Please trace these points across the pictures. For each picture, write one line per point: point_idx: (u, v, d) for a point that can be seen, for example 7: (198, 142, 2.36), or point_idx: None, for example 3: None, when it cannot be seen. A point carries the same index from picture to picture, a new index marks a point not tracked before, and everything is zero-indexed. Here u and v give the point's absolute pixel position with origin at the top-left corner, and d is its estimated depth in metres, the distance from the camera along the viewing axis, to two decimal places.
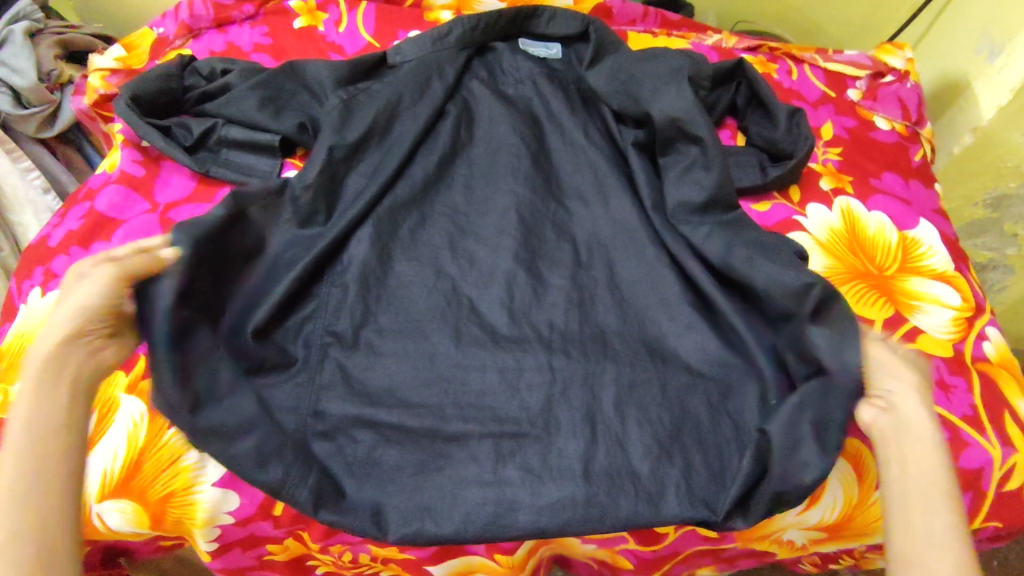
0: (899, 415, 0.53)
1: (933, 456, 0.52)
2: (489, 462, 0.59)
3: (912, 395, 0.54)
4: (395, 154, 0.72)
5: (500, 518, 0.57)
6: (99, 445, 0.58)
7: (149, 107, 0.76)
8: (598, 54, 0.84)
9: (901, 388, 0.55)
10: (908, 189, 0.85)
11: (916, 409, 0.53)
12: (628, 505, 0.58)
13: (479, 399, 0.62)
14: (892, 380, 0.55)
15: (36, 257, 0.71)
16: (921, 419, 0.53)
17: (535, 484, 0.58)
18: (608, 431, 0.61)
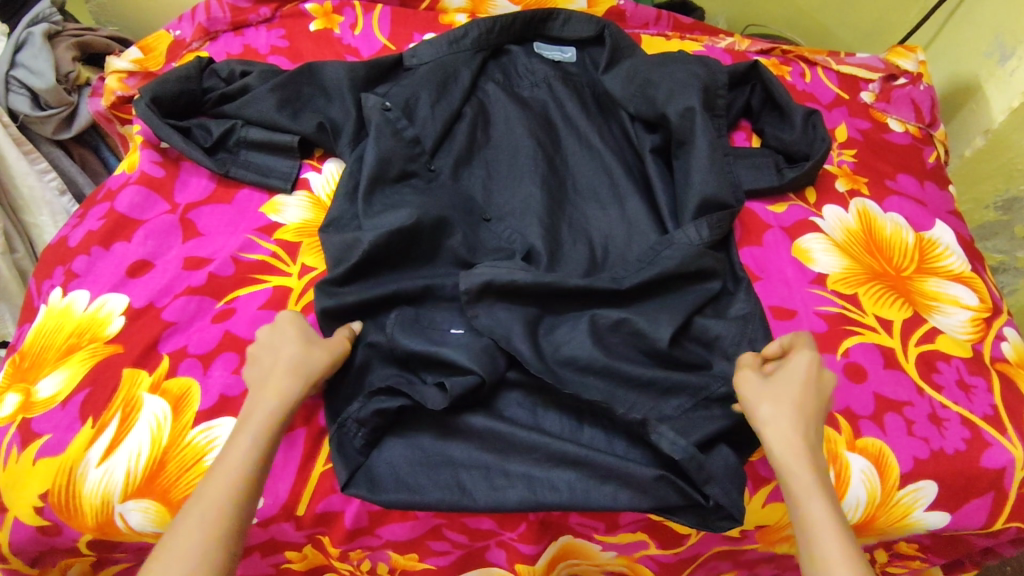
0: (775, 446, 0.54)
1: (815, 486, 0.52)
2: (504, 449, 0.59)
3: (782, 424, 0.54)
4: (417, 157, 0.73)
5: (527, 502, 0.57)
6: (123, 443, 0.58)
7: (169, 108, 0.76)
8: (614, 57, 0.85)
9: (773, 414, 0.55)
10: (923, 191, 0.85)
11: (789, 436, 0.54)
12: (652, 489, 0.57)
13: (464, 371, 0.59)
14: (763, 406, 0.55)
15: (57, 258, 0.71)
16: (801, 453, 0.53)
17: (561, 477, 0.58)
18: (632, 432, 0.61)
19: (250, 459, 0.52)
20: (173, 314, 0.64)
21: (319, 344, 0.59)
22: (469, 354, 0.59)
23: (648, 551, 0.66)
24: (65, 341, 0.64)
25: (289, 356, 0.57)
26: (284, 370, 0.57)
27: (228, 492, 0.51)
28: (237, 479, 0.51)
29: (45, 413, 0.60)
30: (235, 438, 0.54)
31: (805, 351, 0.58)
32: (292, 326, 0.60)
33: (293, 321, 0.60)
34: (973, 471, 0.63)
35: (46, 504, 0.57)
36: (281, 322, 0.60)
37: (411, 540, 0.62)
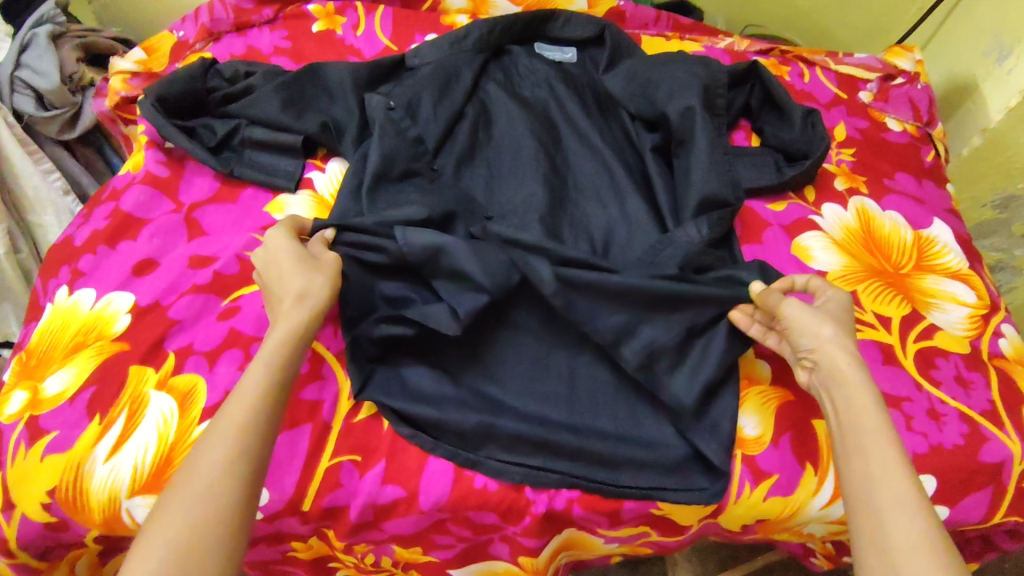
0: (829, 365, 0.56)
1: (875, 406, 0.53)
2: (509, 424, 0.60)
3: (838, 348, 0.56)
4: (421, 156, 0.74)
5: (526, 478, 0.60)
6: (130, 439, 0.58)
7: (174, 108, 0.77)
8: (614, 57, 0.86)
9: (834, 335, 0.57)
10: (921, 189, 0.86)
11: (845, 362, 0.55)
12: (649, 470, 0.61)
13: (474, 291, 0.61)
14: (824, 329, 0.57)
15: (63, 256, 0.72)
16: (865, 385, 0.54)
17: (559, 454, 0.60)
18: (632, 425, 0.62)
19: (237, 441, 0.48)
20: (179, 311, 0.65)
21: (319, 270, 0.59)
22: (481, 267, 0.61)
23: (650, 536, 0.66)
24: (71, 339, 0.64)
25: (293, 286, 0.57)
26: (294, 301, 0.56)
27: (213, 481, 0.46)
28: (230, 456, 0.47)
29: (53, 409, 0.60)
30: (224, 409, 0.50)
31: (844, 294, 0.61)
32: (288, 251, 0.59)
33: (287, 244, 0.59)
34: (972, 466, 0.64)
35: (54, 499, 0.58)
36: (275, 245, 0.59)
37: (416, 534, 0.62)
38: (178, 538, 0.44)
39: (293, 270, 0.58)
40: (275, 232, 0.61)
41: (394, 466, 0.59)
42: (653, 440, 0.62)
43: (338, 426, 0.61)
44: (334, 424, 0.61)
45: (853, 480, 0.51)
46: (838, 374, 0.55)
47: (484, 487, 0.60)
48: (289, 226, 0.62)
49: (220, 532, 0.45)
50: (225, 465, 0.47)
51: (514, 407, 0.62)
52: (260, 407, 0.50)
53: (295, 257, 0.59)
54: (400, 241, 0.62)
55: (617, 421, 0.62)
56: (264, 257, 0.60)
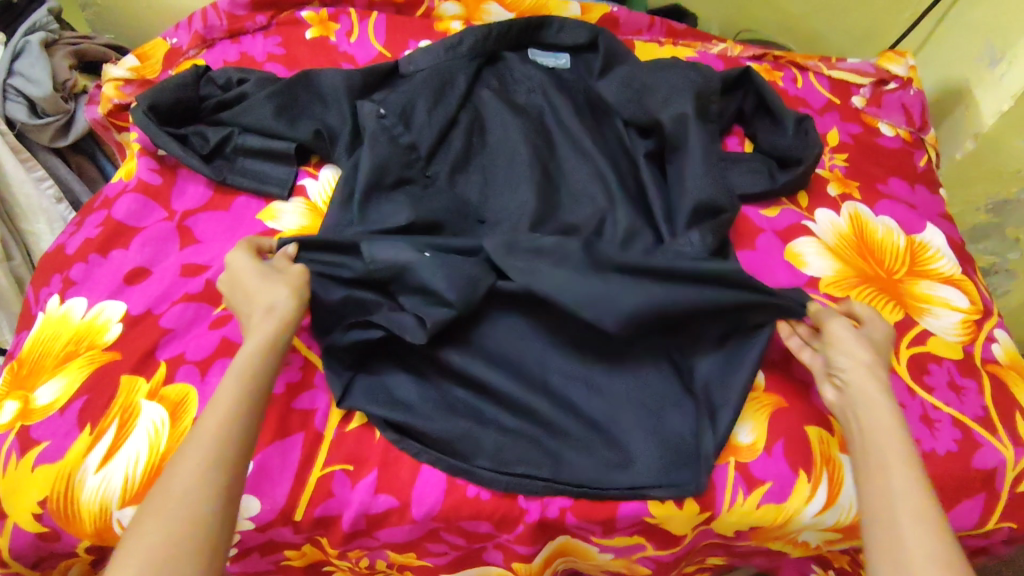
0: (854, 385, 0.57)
1: (897, 427, 0.54)
2: (488, 434, 0.60)
3: (865, 371, 0.57)
4: (413, 163, 0.74)
5: (512, 484, 0.59)
6: (121, 450, 0.58)
7: (166, 116, 0.77)
8: (608, 63, 0.86)
9: (871, 361, 0.58)
10: (914, 195, 0.86)
11: (875, 384, 0.57)
12: (632, 470, 0.60)
13: (440, 303, 0.61)
14: (853, 352, 0.59)
15: (55, 264, 0.71)
16: (891, 408, 0.55)
17: (546, 456, 0.60)
18: (613, 430, 0.61)
19: (220, 438, 0.48)
20: (171, 321, 0.65)
21: (284, 281, 0.59)
22: (443, 280, 0.61)
23: (645, 546, 0.66)
24: (63, 348, 0.64)
25: (262, 300, 0.57)
26: (262, 315, 0.57)
27: (196, 478, 0.46)
28: (203, 468, 0.47)
29: (44, 420, 0.60)
30: (198, 425, 0.49)
31: (887, 326, 0.64)
32: (250, 272, 0.60)
33: (249, 266, 0.60)
34: (965, 472, 0.64)
35: (46, 510, 0.57)
36: (240, 269, 0.60)
37: (409, 543, 0.62)
38: (162, 534, 0.44)
39: (258, 287, 0.58)
40: (236, 253, 0.62)
41: (387, 476, 0.59)
42: (637, 442, 0.61)
43: (330, 436, 0.61)
44: (326, 433, 0.61)
45: (872, 495, 0.51)
46: (868, 393, 0.56)
47: (478, 496, 0.60)
48: (249, 248, 0.63)
49: (196, 546, 0.44)
50: (198, 477, 0.46)
51: (495, 414, 0.62)
52: (235, 416, 0.50)
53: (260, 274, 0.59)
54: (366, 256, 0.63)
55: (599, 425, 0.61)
56: (229, 276, 0.61)
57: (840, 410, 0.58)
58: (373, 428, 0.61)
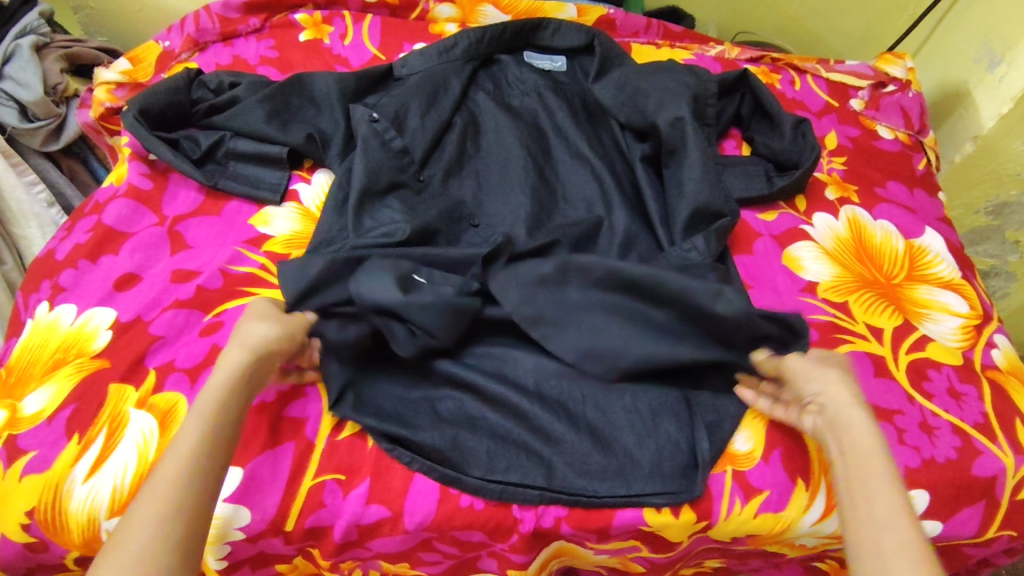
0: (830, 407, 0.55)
1: (879, 451, 0.51)
2: (480, 442, 0.60)
3: (842, 392, 0.55)
4: (407, 167, 0.73)
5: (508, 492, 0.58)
6: (110, 459, 0.57)
7: (157, 120, 0.76)
8: (604, 66, 0.85)
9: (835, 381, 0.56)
10: (913, 198, 0.85)
11: (847, 405, 0.54)
12: (625, 478, 0.59)
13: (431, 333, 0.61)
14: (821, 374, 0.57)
15: (44, 271, 0.70)
16: (868, 429, 0.53)
17: (540, 463, 0.60)
18: (603, 440, 0.61)
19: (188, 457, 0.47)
20: (161, 328, 0.64)
21: (284, 324, 0.58)
22: (434, 320, 0.60)
23: (640, 549, 0.65)
24: (51, 356, 0.63)
25: (242, 335, 0.55)
26: (240, 346, 0.54)
27: (166, 495, 0.45)
28: (174, 482, 0.46)
29: (32, 429, 0.59)
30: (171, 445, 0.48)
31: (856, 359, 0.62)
32: (258, 311, 0.58)
33: (263, 305, 0.59)
34: (965, 480, 0.63)
35: (33, 521, 0.56)
36: (254, 306, 0.59)
37: (402, 552, 0.61)
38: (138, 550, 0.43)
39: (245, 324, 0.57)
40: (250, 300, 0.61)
41: (379, 486, 0.58)
42: (631, 450, 0.60)
43: (322, 445, 0.60)
44: (318, 442, 0.60)
45: (857, 524, 0.48)
46: (836, 415, 0.54)
47: (471, 506, 0.59)
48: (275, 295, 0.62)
49: (163, 567, 0.43)
50: (169, 492, 0.45)
51: (485, 419, 0.61)
52: (209, 433, 0.49)
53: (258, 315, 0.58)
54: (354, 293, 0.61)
55: (592, 433, 0.61)
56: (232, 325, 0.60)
57: (821, 432, 0.55)
58: (365, 437, 0.60)
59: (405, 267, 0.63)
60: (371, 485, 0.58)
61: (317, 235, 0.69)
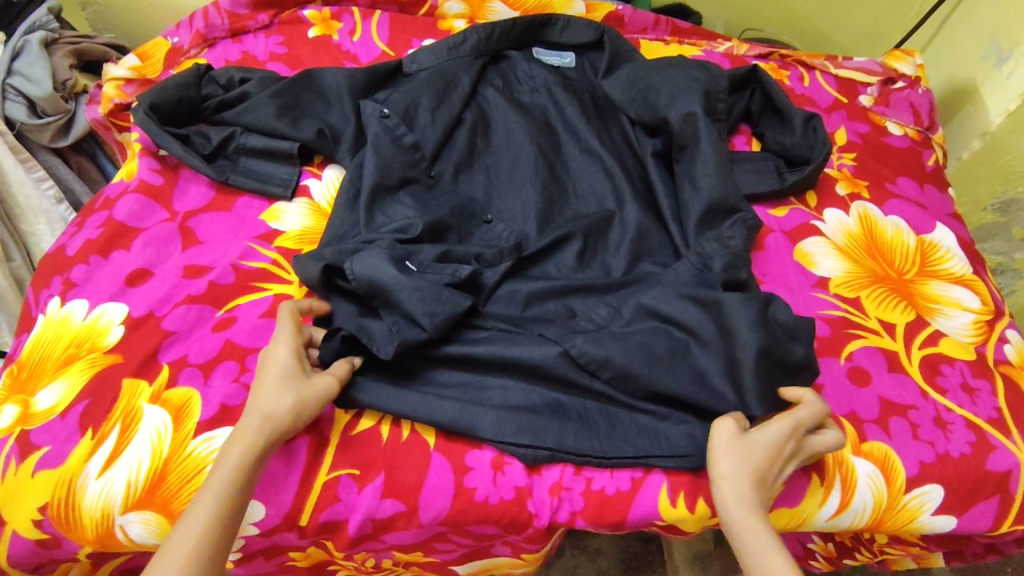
0: (732, 506, 0.52)
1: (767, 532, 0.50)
2: (490, 410, 0.60)
3: (741, 494, 0.52)
4: (418, 163, 0.73)
5: (520, 455, 0.59)
6: (124, 455, 0.57)
7: (168, 116, 0.76)
8: (614, 61, 0.85)
9: (735, 462, 0.53)
10: (923, 194, 0.85)
11: (742, 484, 0.52)
12: (632, 438, 0.60)
13: (413, 324, 0.60)
14: (723, 463, 0.53)
15: (55, 266, 0.70)
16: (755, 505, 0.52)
17: (553, 430, 0.59)
18: (611, 404, 0.62)
19: (236, 479, 0.50)
20: (174, 323, 0.64)
21: (301, 393, 0.54)
22: (419, 303, 0.59)
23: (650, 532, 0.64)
24: (64, 351, 0.63)
25: (262, 405, 0.53)
26: (261, 417, 0.52)
27: (209, 517, 0.47)
28: (192, 549, 0.46)
29: (44, 424, 0.59)
30: (188, 510, 0.48)
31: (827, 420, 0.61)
32: (280, 368, 0.55)
33: (285, 359, 0.55)
34: (979, 475, 0.63)
35: (45, 517, 0.56)
36: (277, 358, 0.55)
37: (417, 543, 0.61)
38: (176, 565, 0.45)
39: (266, 390, 0.54)
40: (281, 334, 0.57)
41: (394, 481, 0.58)
42: (637, 415, 0.61)
43: (335, 441, 0.60)
44: (332, 437, 0.60)
45: None
46: (731, 491, 0.52)
47: (485, 501, 0.58)
48: (297, 333, 0.58)
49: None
50: (184, 561, 0.45)
51: (495, 385, 0.62)
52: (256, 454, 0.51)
53: (290, 367, 0.55)
54: (348, 273, 0.61)
55: (602, 402, 0.62)
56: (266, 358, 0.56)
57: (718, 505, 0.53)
58: (379, 431, 0.60)
59: (399, 251, 0.63)
60: (387, 479, 0.58)
61: (330, 232, 0.68)
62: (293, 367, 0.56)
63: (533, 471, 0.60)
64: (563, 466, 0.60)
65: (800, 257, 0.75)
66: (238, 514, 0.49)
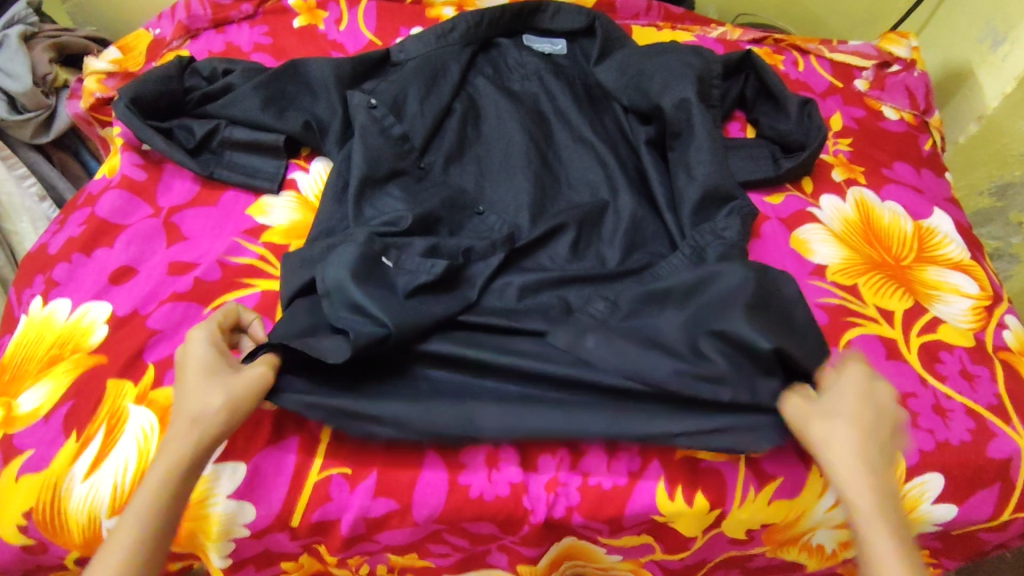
0: (846, 483, 0.50)
1: (878, 509, 0.49)
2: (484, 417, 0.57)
3: (852, 470, 0.50)
4: (407, 154, 0.72)
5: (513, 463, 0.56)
6: (108, 458, 0.56)
7: (149, 109, 0.74)
8: (605, 48, 0.83)
9: (836, 441, 0.51)
10: (920, 178, 0.84)
11: (851, 460, 0.50)
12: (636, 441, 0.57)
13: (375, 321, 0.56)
14: (824, 439, 0.51)
15: (38, 265, 0.69)
16: (865, 479, 0.49)
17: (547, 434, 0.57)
18: (618, 401, 0.57)
19: (164, 492, 0.48)
20: (159, 321, 0.62)
21: (228, 386, 0.51)
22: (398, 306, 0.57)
23: (653, 553, 0.64)
24: (47, 352, 0.62)
25: (189, 405, 0.50)
26: (189, 418, 0.50)
27: (137, 532, 0.47)
28: (122, 563, 0.46)
29: (27, 427, 0.58)
30: (120, 521, 0.47)
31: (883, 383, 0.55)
32: (200, 364, 0.53)
33: (204, 355, 0.53)
34: (980, 462, 0.62)
35: (31, 522, 0.55)
36: (196, 355, 0.53)
37: (411, 543, 0.60)
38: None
39: (189, 390, 0.51)
40: (198, 332, 0.55)
41: (387, 478, 0.57)
42: (648, 422, 0.55)
43: (327, 438, 0.59)
44: (323, 434, 0.59)
45: None
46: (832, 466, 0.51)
47: (481, 498, 0.57)
48: (215, 328, 0.56)
49: None
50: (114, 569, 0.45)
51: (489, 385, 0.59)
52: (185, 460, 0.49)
53: (208, 362, 0.53)
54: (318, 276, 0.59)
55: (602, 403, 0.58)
56: (184, 358, 0.54)
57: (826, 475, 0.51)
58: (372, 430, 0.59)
59: (378, 245, 0.62)
60: (382, 476, 0.57)
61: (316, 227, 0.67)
62: (214, 361, 0.53)
63: (528, 466, 0.59)
64: (560, 461, 0.59)
65: (795, 245, 0.74)
66: (170, 528, 0.48)
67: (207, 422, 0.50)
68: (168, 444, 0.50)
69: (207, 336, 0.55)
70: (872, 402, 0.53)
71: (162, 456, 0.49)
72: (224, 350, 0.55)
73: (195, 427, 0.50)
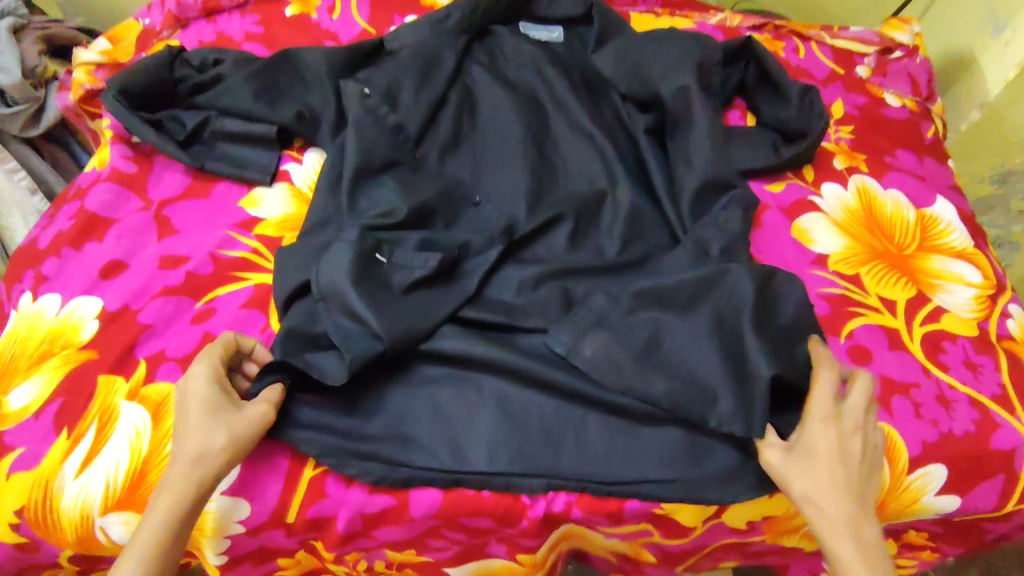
0: (827, 534, 0.48)
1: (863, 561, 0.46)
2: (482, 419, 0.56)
3: (831, 520, 0.48)
4: (402, 145, 0.71)
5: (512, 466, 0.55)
6: (100, 456, 0.55)
7: (139, 100, 0.73)
8: (603, 35, 0.81)
9: (808, 492, 0.49)
10: (922, 166, 0.83)
11: (830, 510, 0.48)
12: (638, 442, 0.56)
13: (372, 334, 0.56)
14: (798, 488, 0.49)
15: (27, 260, 0.68)
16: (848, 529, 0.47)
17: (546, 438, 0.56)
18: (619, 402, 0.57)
19: (161, 539, 0.47)
20: (150, 316, 0.61)
21: (229, 430, 0.50)
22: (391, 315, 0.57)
23: (652, 540, 0.63)
24: (37, 348, 0.61)
25: (189, 448, 0.49)
26: (188, 461, 0.49)
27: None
28: None
29: (18, 425, 0.57)
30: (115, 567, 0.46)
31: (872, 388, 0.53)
32: (202, 403, 0.50)
33: (206, 393, 0.51)
34: (984, 454, 0.62)
35: (23, 520, 0.54)
36: (196, 393, 0.51)
37: (408, 538, 0.59)
38: None
39: (190, 432, 0.50)
40: (200, 367, 0.52)
41: None
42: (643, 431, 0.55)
43: None
44: None
45: None
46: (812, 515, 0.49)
47: (478, 493, 0.57)
48: (216, 361, 0.53)
49: None
50: None
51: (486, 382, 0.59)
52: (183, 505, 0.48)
53: (210, 401, 0.51)
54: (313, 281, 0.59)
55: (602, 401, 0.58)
56: (185, 393, 0.52)
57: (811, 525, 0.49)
58: None
59: (370, 242, 0.61)
60: None
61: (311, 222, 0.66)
62: (217, 401, 0.51)
63: None
64: None
65: (796, 234, 0.73)
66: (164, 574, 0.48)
67: (208, 469, 0.49)
68: (167, 486, 0.48)
69: (209, 372, 0.52)
70: (849, 440, 0.50)
71: (160, 499, 0.48)
72: (225, 386, 0.52)
73: (195, 473, 0.49)
